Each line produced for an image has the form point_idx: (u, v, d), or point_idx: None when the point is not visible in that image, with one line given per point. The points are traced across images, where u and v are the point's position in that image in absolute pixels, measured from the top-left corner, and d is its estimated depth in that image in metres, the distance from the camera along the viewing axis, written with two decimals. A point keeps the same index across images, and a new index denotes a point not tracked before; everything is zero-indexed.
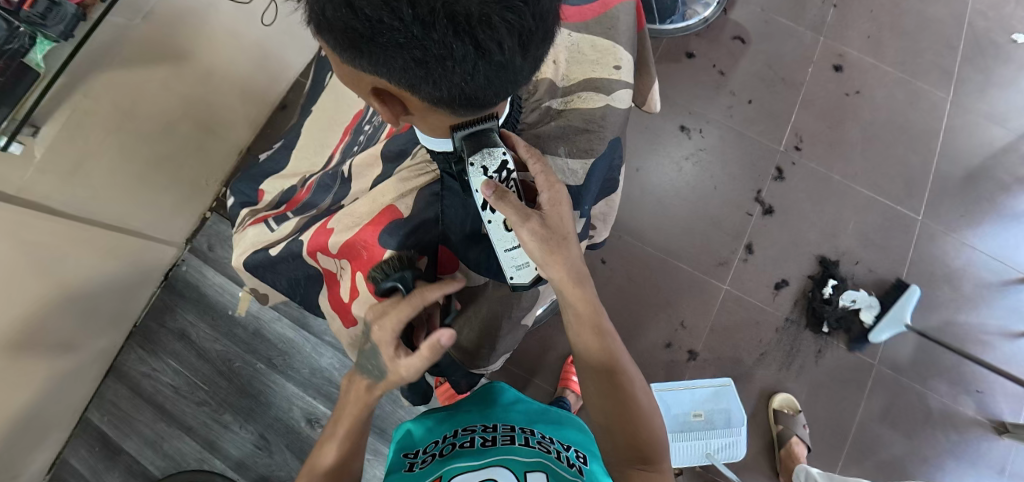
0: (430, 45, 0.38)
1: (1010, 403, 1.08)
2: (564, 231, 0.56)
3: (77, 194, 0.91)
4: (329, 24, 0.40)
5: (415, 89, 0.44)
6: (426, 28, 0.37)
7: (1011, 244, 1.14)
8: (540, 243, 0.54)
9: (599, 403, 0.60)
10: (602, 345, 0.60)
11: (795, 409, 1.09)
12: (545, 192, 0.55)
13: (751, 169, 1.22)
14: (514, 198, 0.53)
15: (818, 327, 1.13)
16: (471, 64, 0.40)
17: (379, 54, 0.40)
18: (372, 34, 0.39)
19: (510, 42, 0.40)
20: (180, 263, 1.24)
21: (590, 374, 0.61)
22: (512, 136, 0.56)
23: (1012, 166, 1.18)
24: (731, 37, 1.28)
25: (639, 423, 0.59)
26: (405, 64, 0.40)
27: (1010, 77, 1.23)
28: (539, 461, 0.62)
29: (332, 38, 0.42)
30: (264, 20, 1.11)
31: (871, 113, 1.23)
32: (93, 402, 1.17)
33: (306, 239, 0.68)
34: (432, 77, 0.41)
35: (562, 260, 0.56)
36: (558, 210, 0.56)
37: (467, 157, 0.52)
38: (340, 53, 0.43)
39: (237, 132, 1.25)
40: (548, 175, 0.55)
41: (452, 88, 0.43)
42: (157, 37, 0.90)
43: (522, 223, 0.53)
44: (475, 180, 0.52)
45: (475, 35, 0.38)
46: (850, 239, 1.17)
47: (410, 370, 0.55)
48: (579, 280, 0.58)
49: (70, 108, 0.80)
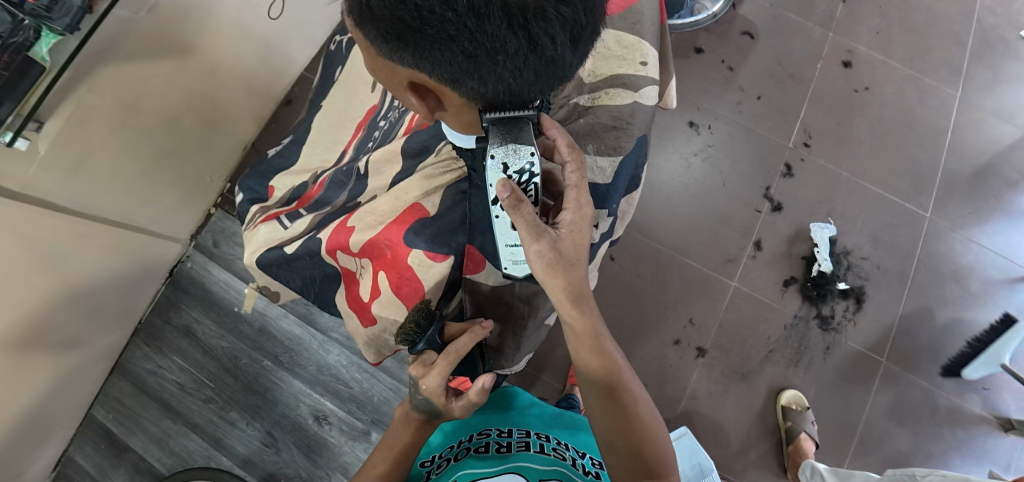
0: (482, 37, 0.39)
1: (1016, 401, 1.09)
2: (576, 257, 0.55)
3: (79, 189, 0.89)
4: (373, 16, 0.40)
5: (457, 84, 0.44)
6: (480, 20, 0.38)
7: (1018, 242, 1.15)
8: (545, 264, 0.53)
9: (600, 419, 0.58)
10: (603, 364, 0.59)
11: (803, 405, 1.09)
12: (569, 214, 0.55)
13: (759, 165, 1.22)
14: (528, 212, 0.51)
15: (826, 323, 1.14)
16: (521, 59, 0.41)
17: (427, 46, 0.40)
18: (421, 25, 0.39)
19: (562, 36, 0.41)
20: (185, 259, 1.23)
21: (591, 389, 0.60)
22: (556, 127, 0.53)
23: (1019, 164, 1.19)
24: (740, 33, 1.27)
25: (643, 437, 0.57)
26: (453, 57, 0.41)
27: (1018, 73, 1.23)
28: (554, 470, 0.61)
29: (373, 29, 0.41)
30: (271, 13, 1.09)
31: (879, 110, 1.23)
32: (98, 399, 1.16)
33: (324, 238, 0.67)
34: (479, 71, 0.42)
35: (563, 282, 0.55)
36: (574, 236, 0.55)
37: (492, 147, 0.50)
38: (379, 45, 0.43)
39: (241, 127, 1.24)
40: (580, 201, 0.55)
41: (496, 83, 0.44)
42: (162, 30, 0.88)
43: (532, 240, 0.52)
44: (493, 175, 0.51)
45: (529, 28, 0.39)
46: (859, 236, 1.17)
47: (465, 408, 0.59)
48: (579, 302, 0.57)
49: (74, 103, 0.79)
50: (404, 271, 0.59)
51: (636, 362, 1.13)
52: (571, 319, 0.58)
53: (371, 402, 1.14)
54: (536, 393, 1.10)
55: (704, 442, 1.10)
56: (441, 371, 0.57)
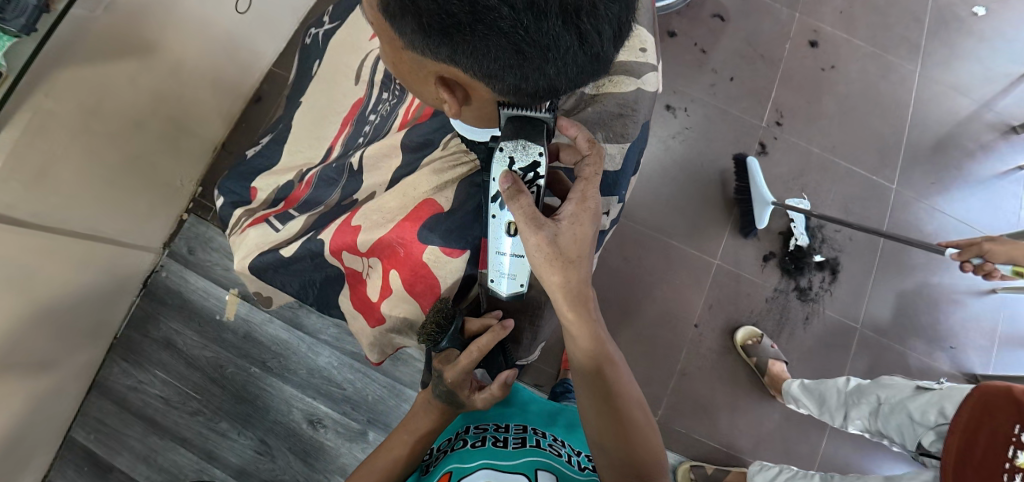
0: (536, 34, 0.40)
1: (981, 357, 1.16)
2: (578, 254, 0.52)
3: (43, 203, 0.84)
4: (416, 9, 0.40)
5: (495, 80, 0.45)
6: (537, 17, 0.39)
7: (976, 208, 1.22)
8: (545, 256, 0.51)
9: (594, 423, 0.55)
10: (595, 359, 0.56)
11: (757, 336, 1.14)
12: (570, 205, 0.52)
13: (735, 144, 1.25)
14: (526, 202, 0.50)
15: (805, 294, 1.18)
16: (570, 56, 0.42)
17: (477, 41, 0.41)
18: (473, 21, 0.39)
19: (608, 33, 0.42)
20: (159, 269, 1.18)
21: (585, 386, 0.57)
22: (576, 126, 0.54)
23: (977, 133, 1.25)
24: (711, 15, 1.30)
25: (634, 441, 0.55)
26: (501, 53, 0.41)
27: (972, 49, 1.29)
28: (552, 466, 0.59)
29: (413, 23, 0.42)
30: (238, 6, 1.05)
31: (845, 87, 1.28)
32: (77, 420, 1.11)
33: (327, 238, 0.66)
34: (524, 67, 0.43)
35: (574, 277, 0.53)
36: (576, 229, 0.52)
37: (500, 141, 0.51)
38: (415, 39, 0.43)
39: (210, 127, 1.19)
40: (586, 193, 0.53)
41: (538, 80, 0.44)
42: (121, 26, 0.83)
43: (531, 232, 0.51)
44: (497, 167, 0.51)
45: (581, 25, 0.40)
46: (831, 209, 1.22)
47: (486, 401, 0.60)
48: (578, 305, 0.54)
49: (31, 111, 0.74)
50: (418, 268, 0.60)
51: (624, 342, 1.16)
52: (568, 321, 0.55)
53: (367, 403, 1.12)
54: (530, 380, 1.11)
55: (695, 416, 1.14)
56: (464, 366, 0.58)
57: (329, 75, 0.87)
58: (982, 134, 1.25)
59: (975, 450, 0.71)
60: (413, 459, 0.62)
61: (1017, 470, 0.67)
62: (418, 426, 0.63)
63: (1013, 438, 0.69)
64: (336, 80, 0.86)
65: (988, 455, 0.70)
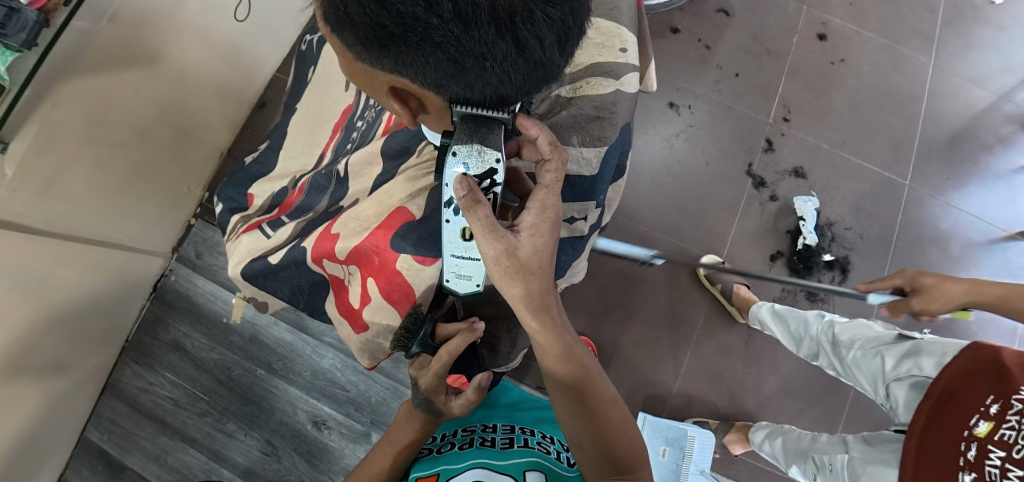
0: (469, 43, 0.39)
1: None
2: (538, 265, 0.51)
3: (55, 210, 0.87)
4: (352, 22, 0.41)
5: (442, 88, 0.44)
6: (467, 26, 0.38)
7: (994, 205, 1.17)
8: (504, 270, 0.50)
9: (570, 424, 0.55)
10: (570, 361, 0.55)
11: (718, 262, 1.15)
12: (529, 216, 0.50)
13: (740, 141, 1.22)
14: (484, 214, 0.48)
15: (812, 295, 1.15)
16: (509, 63, 0.41)
17: (413, 52, 0.41)
18: (405, 32, 0.39)
19: (549, 38, 0.41)
20: (168, 273, 1.21)
21: (558, 390, 0.56)
22: (538, 126, 0.51)
23: (994, 126, 1.21)
24: (715, 10, 1.27)
25: (613, 439, 0.55)
26: (439, 63, 0.41)
27: (989, 39, 1.24)
28: (538, 462, 0.59)
29: (352, 36, 0.42)
30: (237, 15, 1.06)
31: (856, 81, 1.24)
32: (91, 421, 1.14)
33: (309, 246, 0.66)
34: (466, 76, 0.42)
35: (533, 286, 0.51)
36: (535, 242, 0.50)
37: (454, 144, 0.49)
38: (358, 50, 0.43)
39: (215, 133, 1.21)
40: (545, 202, 0.51)
41: (483, 88, 0.44)
42: (123, 35, 0.85)
43: (487, 244, 0.49)
44: (452, 171, 0.49)
45: (517, 31, 0.39)
46: (841, 207, 1.18)
47: (463, 406, 0.61)
48: (541, 313, 0.53)
49: (39, 121, 0.76)
50: (392, 276, 0.60)
51: (627, 345, 1.14)
52: (533, 333, 0.54)
53: (369, 404, 1.13)
54: (529, 383, 1.10)
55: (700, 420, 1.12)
56: (435, 372, 0.58)
57: (322, 81, 0.88)
58: (1001, 126, 1.21)
59: (937, 421, 0.68)
60: (398, 468, 0.62)
61: (974, 440, 0.64)
62: (401, 437, 0.63)
63: (981, 408, 0.64)
64: (329, 85, 0.87)
65: (956, 423, 0.66)
